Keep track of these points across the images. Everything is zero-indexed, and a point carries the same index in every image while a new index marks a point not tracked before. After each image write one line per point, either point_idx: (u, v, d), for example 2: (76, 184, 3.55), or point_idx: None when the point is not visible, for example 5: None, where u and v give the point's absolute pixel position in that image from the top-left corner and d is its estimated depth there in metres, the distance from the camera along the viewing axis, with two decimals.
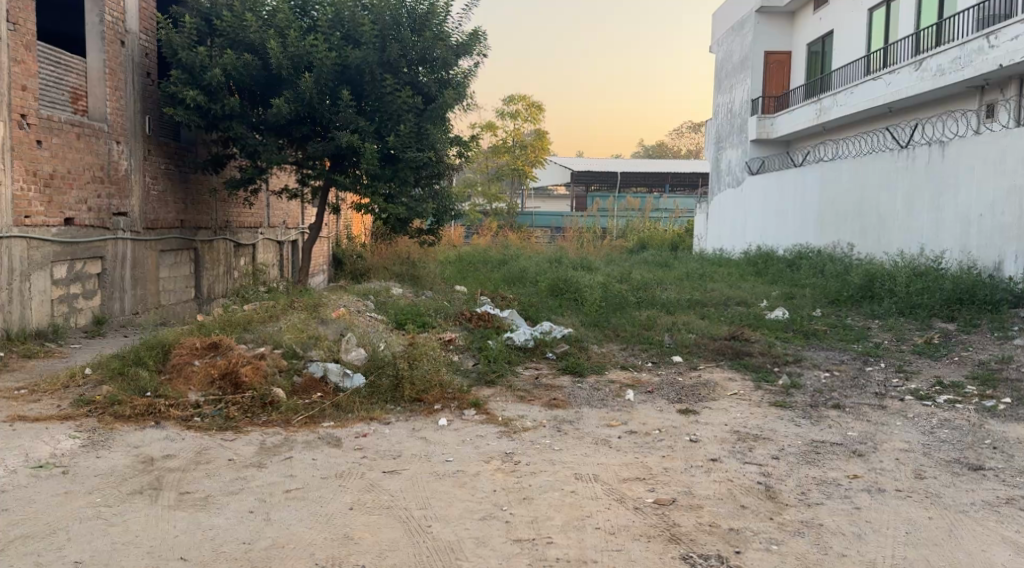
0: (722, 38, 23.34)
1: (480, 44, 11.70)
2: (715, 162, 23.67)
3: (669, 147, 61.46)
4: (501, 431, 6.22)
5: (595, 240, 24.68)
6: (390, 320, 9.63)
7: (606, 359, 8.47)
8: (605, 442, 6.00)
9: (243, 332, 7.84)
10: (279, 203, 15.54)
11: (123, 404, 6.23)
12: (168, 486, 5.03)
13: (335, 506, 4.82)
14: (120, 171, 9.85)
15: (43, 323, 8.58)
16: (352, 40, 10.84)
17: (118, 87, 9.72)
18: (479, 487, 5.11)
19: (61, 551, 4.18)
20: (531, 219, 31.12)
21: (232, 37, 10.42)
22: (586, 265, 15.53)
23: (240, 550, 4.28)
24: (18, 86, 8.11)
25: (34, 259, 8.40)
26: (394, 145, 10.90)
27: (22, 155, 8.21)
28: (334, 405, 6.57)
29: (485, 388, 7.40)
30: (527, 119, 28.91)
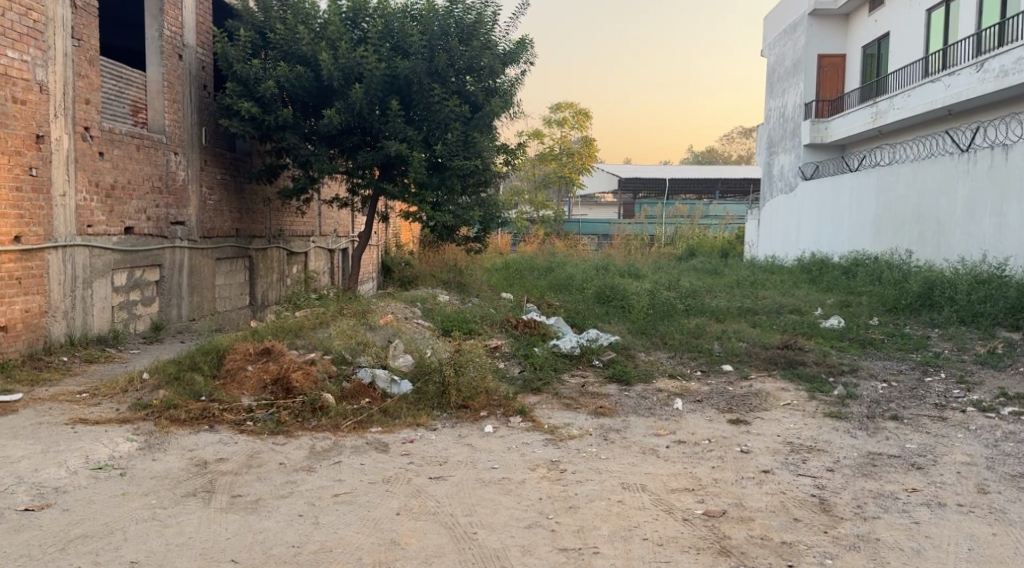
0: (773, 41, 22.99)
1: (527, 52, 11.73)
2: (767, 167, 23.28)
3: (719, 154, 60.81)
4: (547, 439, 6.20)
5: (643, 246, 24.50)
6: (437, 326, 9.70)
7: (654, 367, 8.39)
8: (653, 451, 5.93)
9: (295, 337, 7.98)
10: (331, 211, 15.80)
11: (179, 408, 6.38)
12: (221, 488, 5.14)
13: (383, 510, 4.86)
14: (179, 181, 10.13)
15: (104, 329, 8.86)
16: (401, 50, 10.99)
17: (177, 100, 10.01)
18: (525, 495, 5.09)
19: (118, 551, 4.29)
20: (577, 227, 31.00)
21: (286, 49, 10.66)
22: (634, 272, 15.41)
23: (289, 553, 4.34)
24: (82, 100, 8.39)
25: (97, 266, 8.68)
26: (441, 153, 10.97)
27: (85, 166, 8.49)
28: (382, 410, 6.63)
29: (531, 395, 7.40)
30: (574, 126, 28.86)
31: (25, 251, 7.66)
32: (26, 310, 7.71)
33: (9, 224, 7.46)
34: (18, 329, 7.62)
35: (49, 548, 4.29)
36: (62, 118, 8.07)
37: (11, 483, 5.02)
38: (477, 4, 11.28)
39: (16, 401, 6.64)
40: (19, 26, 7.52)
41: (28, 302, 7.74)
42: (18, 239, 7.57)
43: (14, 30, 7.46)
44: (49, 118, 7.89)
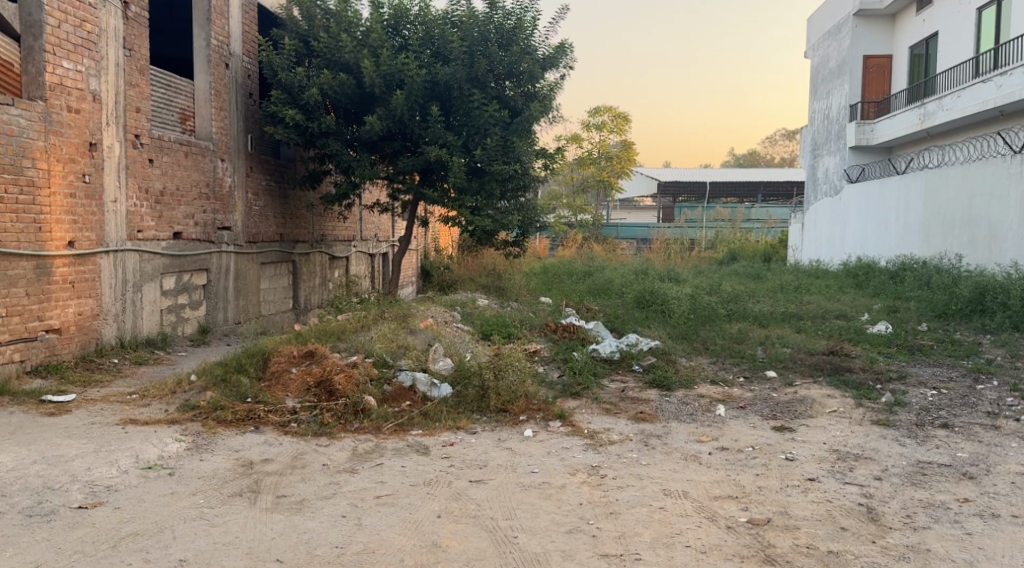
0: (817, 43, 22.66)
1: (567, 57, 11.73)
2: (811, 170, 22.92)
3: (762, 156, 60.08)
4: (587, 443, 6.17)
5: (683, 251, 24.28)
6: (477, 330, 9.73)
7: (695, 373, 8.30)
8: (695, 458, 5.87)
9: (338, 340, 8.09)
10: (371, 216, 15.96)
11: (226, 410, 6.51)
12: (267, 489, 5.22)
13: (424, 512, 4.89)
14: (225, 187, 10.33)
15: (153, 332, 9.07)
16: (442, 57, 11.08)
17: (223, 108, 10.22)
18: (566, 500, 5.08)
19: (167, 549, 4.38)
20: (616, 231, 30.82)
21: (329, 57, 10.81)
22: (675, 276, 15.27)
23: (333, 553, 4.39)
24: (133, 108, 8.62)
25: (146, 270, 8.90)
26: (481, 158, 11.02)
27: (136, 173, 8.71)
28: (423, 414, 6.68)
29: (570, 400, 7.38)
30: (613, 129, 28.74)
31: (79, 256, 7.87)
32: (80, 313, 7.91)
33: (63, 230, 7.67)
34: (72, 331, 7.83)
35: (101, 545, 4.40)
36: (113, 126, 8.28)
37: (65, 481, 5.16)
38: (516, 9, 11.32)
39: (69, 402, 6.83)
40: (74, 37, 7.74)
41: (81, 305, 7.94)
42: (72, 244, 7.78)
43: (69, 41, 7.67)
44: (102, 126, 8.11)
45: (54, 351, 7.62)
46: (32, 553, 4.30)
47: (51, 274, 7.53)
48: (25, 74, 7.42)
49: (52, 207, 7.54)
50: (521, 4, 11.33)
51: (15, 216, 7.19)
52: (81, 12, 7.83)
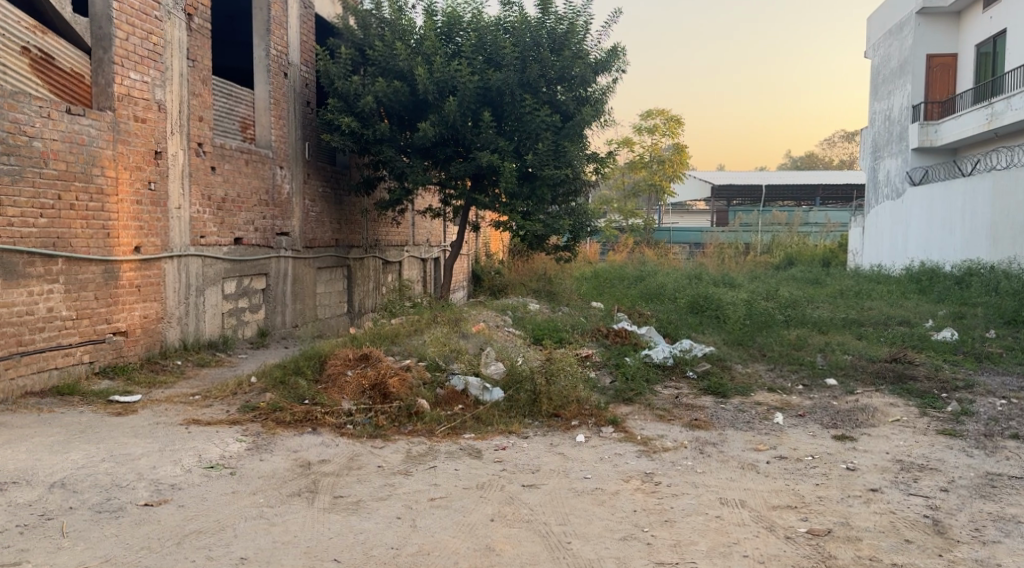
0: (879, 43, 22.12)
1: (620, 60, 11.67)
2: (872, 173, 22.36)
3: (820, 158, 58.83)
4: (640, 450, 6.12)
5: (737, 255, 23.90)
6: (528, 335, 9.74)
7: (752, 380, 8.16)
8: (752, 466, 5.78)
9: (391, 344, 8.19)
10: (423, 221, 16.13)
11: (284, 411, 6.64)
12: (324, 489, 5.31)
13: (477, 516, 4.92)
14: (284, 195, 10.57)
15: (215, 335, 9.33)
16: (494, 63, 11.14)
17: (282, 116, 10.47)
18: (620, 506, 5.05)
19: (229, 547, 4.48)
20: (668, 235, 30.36)
21: (384, 65, 10.97)
22: (730, 281, 15.05)
23: (388, 554, 4.44)
24: (196, 117, 8.88)
25: (208, 275, 9.15)
26: (532, 163, 11.03)
27: (199, 181, 8.96)
28: (475, 418, 6.72)
29: (623, 406, 7.33)
30: (666, 132, 28.49)
31: (144, 261, 8.13)
32: (145, 316, 8.17)
33: (130, 235, 7.92)
34: (138, 334, 8.09)
35: (166, 542, 4.53)
36: (178, 135, 8.55)
37: (131, 479, 5.33)
38: (569, 14, 11.33)
39: (136, 402, 7.06)
40: (141, 49, 8.01)
41: (146, 308, 8.20)
42: (138, 249, 8.04)
43: (136, 53, 7.94)
44: (166, 135, 8.36)
45: (121, 353, 7.88)
46: (101, 549, 4.43)
47: (118, 278, 7.78)
48: (95, 85, 7.68)
49: (120, 214, 7.78)
50: (574, 9, 11.34)
51: (86, 222, 7.40)
52: (148, 25, 8.10)
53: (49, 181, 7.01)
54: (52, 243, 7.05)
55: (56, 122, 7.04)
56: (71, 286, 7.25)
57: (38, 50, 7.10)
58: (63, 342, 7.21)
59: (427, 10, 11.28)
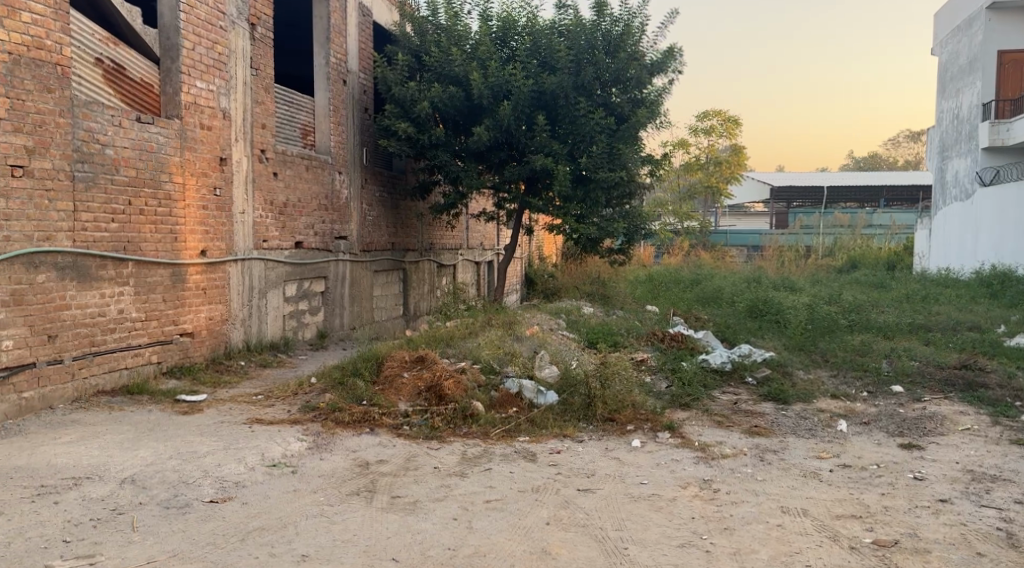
0: (946, 39, 21.43)
1: (676, 61, 11.56)
2: (939, 174, 21.66)
3: (884, 158, 57.22)
4: (698, 456, 6.05)
5: (797, 258, 23.37)
6: (582, 338, 9.70)
7: (814, 386, 7.98)
8: (815, 475, 5.66)
9: (446, 347, 8.25)
10: (477, 224, 16.23)
11: (343, 411, 6.75)
12: (382, 489, 5.39)
13: (533, 519, 4.92)
14: (342, 200, 10.76)
15: (276, 336, 9.55)
16: (548, 66, 11.14)
17: (341, 123, 10.66)
18: (678, 513, 5.00)
19: (291, 545, 4.58)
20: (725, 238, 29.80)
21: (440, 71, 11.07)
22: (790, 285, 14.75)
23: (445, 555, 4.47)
24: (259, 125, 9.11)
25: (271, 278, 9.38)
26: (586, 166, 10.99)
27: (262, 186, 9.19)
28: (530, 421, 6.73)
29: (680, 411, 7.25)
30: (723, 133, 28.05)
31: (210, 264, 8.38)
32: (210, 318, 8.41)
33: (197, 239, 8.17)
34: (204, 335, 8.33)
35: (231, 538, 4.64)
36: (241, 142, 8.78)
37: (198, 476, 5.48)
38: (624, 16, 11.27)
39: (202, 401, 7.27)
40: (207, 59, 8.24)
41: (212, 310, 8.44)
42: (204, 253, 8.29)
43: (202, 63, 8.18)
44: (231, 142, 8.60)
45: (188, 354, 8.13)
46: (169, 544, 4.57)
47: (185, 281, 8.03)
48: (164, 94, 7.94)
49: (187, 219, 8.02)
50: (629, 10, 11.28)
51: (154, 226, 7.65)
52: (213, 34, 8.33)
53: (121, 187, 7.23)
54: (123, 248, 7.29)
55: (127, 130, 7.27)
56: (140, 289, 7.50)
57: (110, 61, 7.37)
58: (133, 342, 7.46)
59: (483, 15, 11.36)
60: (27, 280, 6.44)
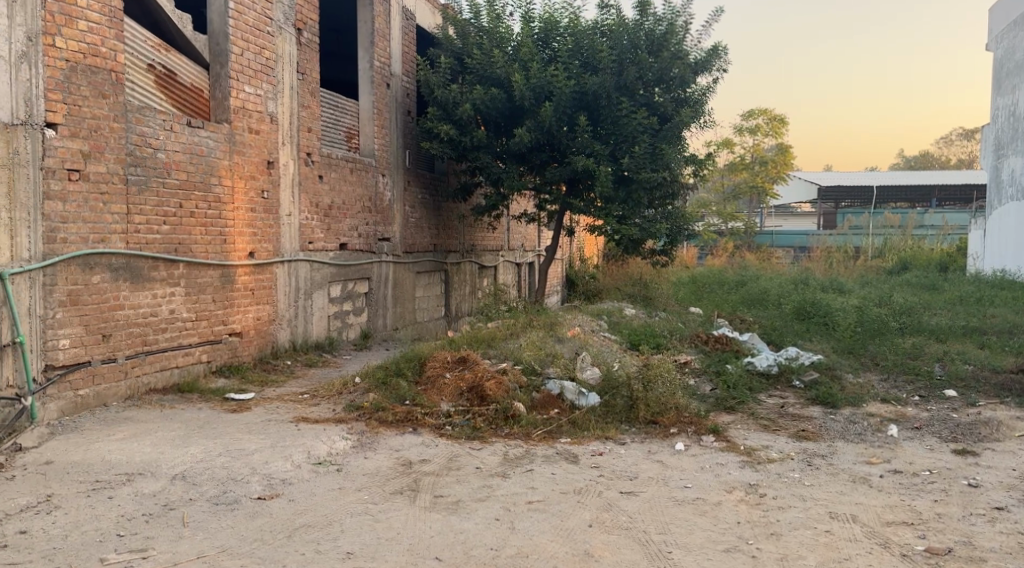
0: (1002, 34, 20.81)
1: (720, 60, 11.44)
2: (995, 173, 21.03)
3: (936, 157, 55.78)
4: (743, 460, 5.97)
5: (846, 259, 22.91)
6: (624, 340, 9.64)
7: (864, 390, 7.82)
8: (864, 480, 5.54)
9: (488, 348, 8.28)
10: (519, 226, 16.26)
11: (386, 411, 6.82)
12: (425, 488, 5.42)
13: (575, 521, 4.91)
14: (385, 202, 10.88)
15: (321, 336, 9.70)
16: (590, 67, 11.10)
17: (385, 125, 10.76)
18: (723, 517, 4.94)
19: (336, 542, 4.63)
20: (771, 239, 29.38)
21: (482, 73, 11.11)
22: (839, 287, 14.45)
23: (487, 555, 4.48)
24: (305, 128, 9.26)
25: (316, 279, 9.52)
26: (628, 166, 10.91)
27: (308, 189, 9.33)
28: (572, 422, 6.71)
29: (724, 414, 7.17)
30: (769, 132, 27.66)
31: (258, 265, 8.54)
32: (258, 318, 8.57)
33: (245, 241, 8.33)
34: (252, 335, 8.49)
35: (278, 535, 4.72)
36: (288, 145, 8.93)
37: (246, 473, 5.59)
38: (667, 15, 11.20)
39: (249, 400, 7.40)
40: (255, 64, 8.40)
41: (260, 311, 8.60)
42: (252, 254, 8.45)
43: (250, 68, 8.33)
44: (278, 145, 8.75)
45: (236, 353, 8.29)
46: (218, 539, 4.66)
47: (234, 282, 8.20)
48: (213, 99, 8.12)
49: (235, 221, 8.18)
50: (673, 9, 11.21)
51: (205, 229, 7.81)
52: (261, 40, 8.48)
53: (172, 191, 7.40)
54: (174, 249, 7.46)
55: (178, 134, 7.44)
56: (191, 289, 7.68)
57: (162, 67, 7.56)
58: (183, 342, 7.63)
59: (525, 17, 11.39)
60: (83, 280, 6.63)
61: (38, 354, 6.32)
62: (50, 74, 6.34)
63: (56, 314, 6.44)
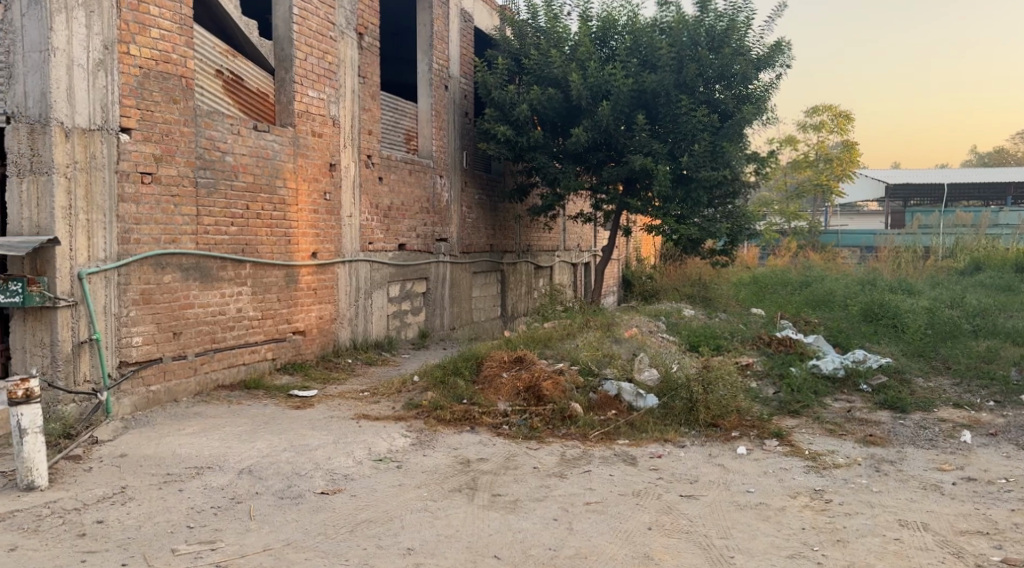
0: None
1: (784, 55, 11.20)
2: None
3: (1011, 154, 53.58)
4: (808, 465, 5.84)
5: (915, 259, 22.17)
6: (684, 341, 9.53)
7: (935, 395, 7.57)
8: (936, 487, 5.37)
9: (544, 348, 8.29)
10: (575, 226, 16.22)
11: (445, 409, 6.88)
12: (483, 486, 5.45)
13: (635, 523, 4.88)
14: (443, 203, 10.98)
15: (381, 335, 9.84)
16: (649, 64, 10.99)
17: (443, 127, 10.87)
18: (787, 523, 4.84)
19: (396, 537, 4.70)
20: (836, 239, 28.66)
21: (539, 73, 11.12)
22: (909, 288, 14.00)
23: (547, 555, 4.49)
24: (366, 131, 9.41)
25: (376, 278, 9.67)
26: (688, 165, 10.76)
27: (368, 190, 9.48)
28: (630, 424, 6.65)
29: (788, 418, 7.03)
30: (834, 129, 27.00)
31: (320, 266, 8.72)
32: (321, 317, 8.76)
33: (308, 242, 8.51)
34: (315, 333, 8.67)
35: (340, 529, 4.81)
36: (350, 148, 9.09)
37: (310, 468, 5.71)
38: (729, 10, 11.02)
39: (312, 397, 7.56)
40: (318, 68, 8.57)
41: (322, 310, 8.78)
42: (315, 255, 8.63)
43: (313, 72, 8.50)
44: (339, 148, 8.91)
45: (300, 351, 8.47)
46: (283, 533, 4.77)
47: (298, 282, 8.39)
48: (278, 103, 8.31)
49: (299, 222, 8.36)
50: (734, 5, 11.02)
51: (270, 230, 8.01)
52: (324, 45, 8.65)
53: (239, 193, 7.61)
54: (241, 250, 7.67)
55: (245, 138, 7.64)
56: (257, 289, 7.88)
57: (230, 73, 7.78)
58: (250, 340, 7.84)
59: (583, 16, 11.36)
60: (156, 280, 6.86)
61: (112, 350, 6.58)
62: (125, 81, 6.58)
63: (130, 313, 6.69)
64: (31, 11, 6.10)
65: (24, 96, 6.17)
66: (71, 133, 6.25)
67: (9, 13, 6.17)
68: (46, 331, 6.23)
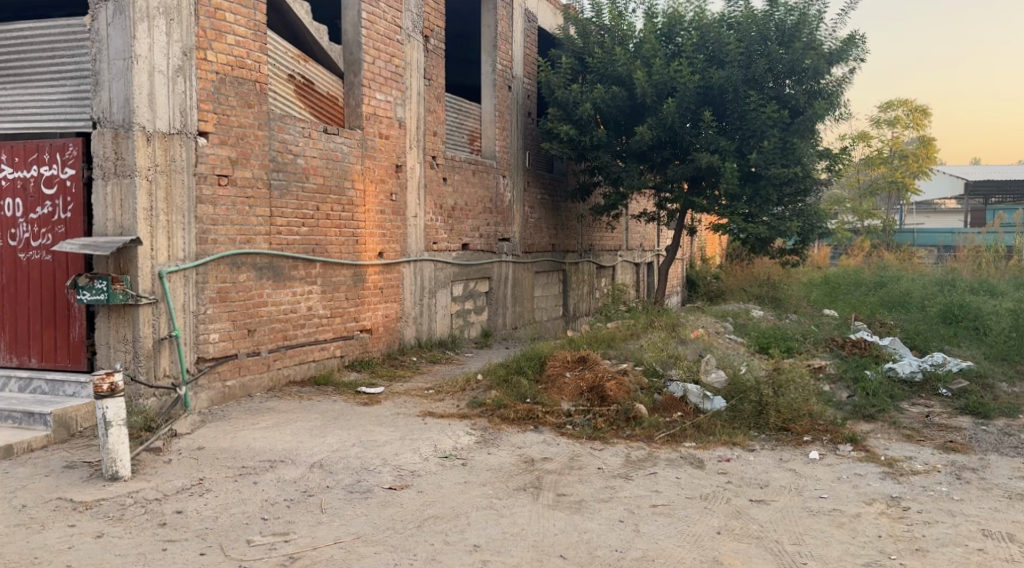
0: None
1: (858, 49, 10.87)
2: None
3: None
4: (884, 472, 5.67)
5: (998, 259, 21.22)
6: (752, 343, 9.35)
7: (1020, 401, 7.25)
8: (1022, 497, 5.14)
9: (608, 348, 8.26)
10: (638, 225, 16.07)
11: (508, 408, 6.90)
12: (548, 486, 5.46)
13: (703, 526, 4.82)
14: (506, 202, 11.03)
15: (444, 334, 9.95)
16: (716, 60, 10.82)
17: (506, 127, 10.91)
18: (862, 530, 4.70)
19: (463, 534, 4.74)
20: (912, 238, 27.67)
21: (603, 72, 11.07)
22: (991, 290, 13.42)
23: (613, 556, 4.46)
24: (431, 132, 9.51)
25: (440, 278, 9.77)
26: (756, 162, 10.55)
27: (433, 191, 9.59)
28: (696, 426, 6.55)
29: (863, 423, 6.83)
30: (909, 124, 26.09)
31: (387, 265, 8.87)
32: (386, 316, 8.90)
33: (375, 242, 8.66)
34: (381, 331, 8.82)
35: (408, 524, 4.88)
36: (415, 149, 9.21)
37: (378, 464, 5.81)
38: (800, 4, 10.74)
39: (378, 394, 7.69)
40: (386, 71, 8.71)
41: (388, 308, 8.93)
42: (381, 255, 8.77)
43: (381, 75, 8.65)
44: (405, 149, 9.03)
45: (366, 349, 8.64)
46: (353, 526, 4.87)
47: (364, 281, 8.54)
48: (347, 106, 8.48)
49: (367, 222, 8.52)
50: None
51: (339, 230, 8.18)
52: (391, 48, 8.79)
53: (310, 194, 7.79)
54: (311, 250, 7.85)
55: (316, 141, 7.83)
56: (326, 287, 8.06)
57: (301, 77, 7.97)
58: (319, 337, 8.02)
59: (648, 13, 11.26)
60: (231, 279, 7.08)
61: (190, 347, 6.80)
62: (202, 86, 6.80)
63: (207, 310, 6.92)
64: (116, 20, 6.34)
65: (109, 102, 6.40)
66: (153, 137, 6.48)
67: (96, 22, 6.42)
68: (128, 328, 6.46)
